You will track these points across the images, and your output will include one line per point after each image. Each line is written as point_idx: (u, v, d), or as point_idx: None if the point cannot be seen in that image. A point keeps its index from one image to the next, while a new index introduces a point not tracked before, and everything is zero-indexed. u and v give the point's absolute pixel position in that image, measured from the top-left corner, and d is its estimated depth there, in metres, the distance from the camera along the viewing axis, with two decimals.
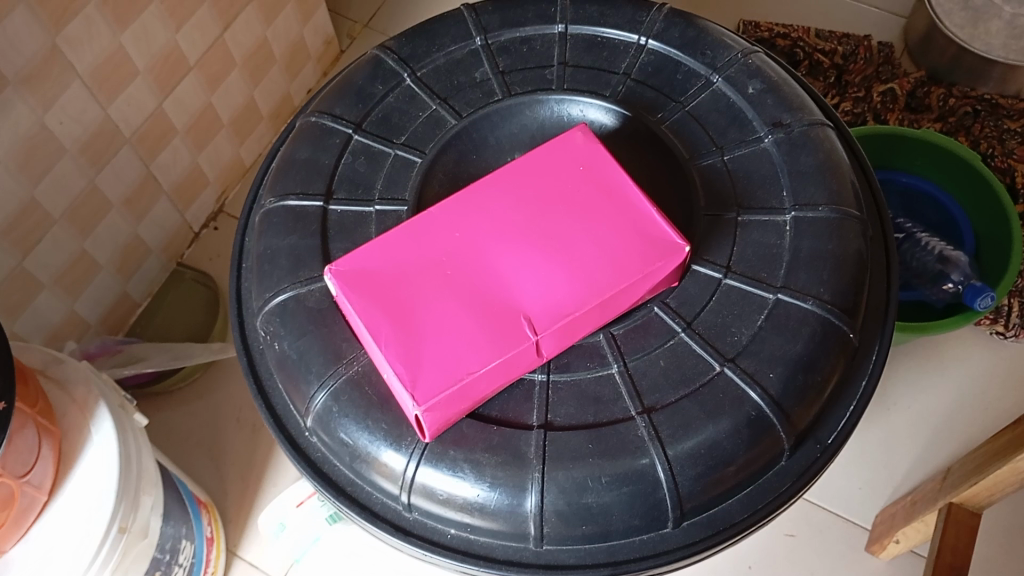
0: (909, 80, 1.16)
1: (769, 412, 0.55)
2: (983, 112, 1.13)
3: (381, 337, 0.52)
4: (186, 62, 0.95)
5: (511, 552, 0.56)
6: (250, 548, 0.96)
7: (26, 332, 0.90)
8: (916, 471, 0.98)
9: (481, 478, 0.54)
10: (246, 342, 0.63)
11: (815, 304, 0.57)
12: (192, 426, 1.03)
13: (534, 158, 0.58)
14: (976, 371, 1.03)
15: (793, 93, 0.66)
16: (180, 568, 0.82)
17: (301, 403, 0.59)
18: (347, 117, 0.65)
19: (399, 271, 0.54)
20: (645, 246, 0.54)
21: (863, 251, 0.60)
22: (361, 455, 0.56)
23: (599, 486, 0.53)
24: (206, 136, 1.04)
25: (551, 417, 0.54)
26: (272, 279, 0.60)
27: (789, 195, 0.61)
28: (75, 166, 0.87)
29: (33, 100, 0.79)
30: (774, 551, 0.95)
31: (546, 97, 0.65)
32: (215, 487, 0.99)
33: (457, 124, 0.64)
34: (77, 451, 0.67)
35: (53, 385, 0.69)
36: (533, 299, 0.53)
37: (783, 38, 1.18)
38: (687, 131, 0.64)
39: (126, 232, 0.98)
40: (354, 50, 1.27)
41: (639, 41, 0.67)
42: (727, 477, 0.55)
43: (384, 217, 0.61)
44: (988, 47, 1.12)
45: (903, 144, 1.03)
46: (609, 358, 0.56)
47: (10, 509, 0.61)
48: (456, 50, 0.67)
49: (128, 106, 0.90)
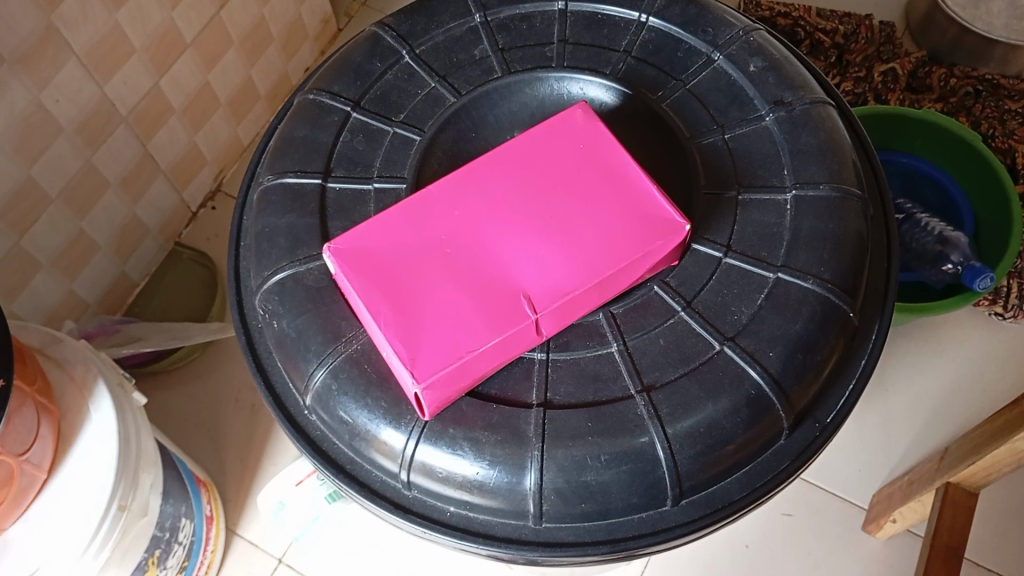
0: (911, 60, 1.15)
1: (768, 391, 0.55)
2: (984, 93, 1.12)
3: (380, 317, 0.52)
4: (182, 41, 0.94)
5: (511, 530, 0.56)
6: (249, 527, 0.96)
7: (24, 312, 0.89)
8: (913, 452, 0.98)
9: (481, 456, 0.54)
10: (244, 320, 0.63)
11: (816, 284, 0.57)
12: (191, 405, 1.03)
13: (534, 137, 0.57)
14: (974, 353, 1.03)
15: (794, 71, 0.65)
16: (180, 547, 0.82)
17: (300, 381, 0.59)
18: (345, 95, 0.64)
19: (398, 251, 0.54)
20: (644, 224, 0.54)
21: (864, 231, 0.60)
22: (361, 433, 0.56)
23: (598, 464, 0.53)
24: (203, 116, 1.04)
25: (551, 395, 0.54)
26: (270, 258, 0.60)
27: (790, 174, 0.60)
28: (72, 147, 0.86)
29: (28, 80, 0.78)
30: (772, 530, 0.96)
31: (546, 74, 0.64)
32: (215, 467, 0.99)
33: (456, 101, 0.64)
34: (76, 430, 0.67)
35: (52, 365, 0.69)
36: (532, 280, 0.53)
37: (784, 18, 1.17)
38: (688, 109, 0.63)
39: (123, 212, 0.98)
40: (352, 29, 1.27)
41: (640, 18, 0.66)
42: (726, 456, 0.55)
43: (383, 196, 0.61)
44: (990, 27, 1.13)
45: (905, 125, 1.02)
46: (609, 337, 0.56)
47: (10, 488, 0.61)
48: (455, 28, 0.66)
49: (124, 85, 0.89)
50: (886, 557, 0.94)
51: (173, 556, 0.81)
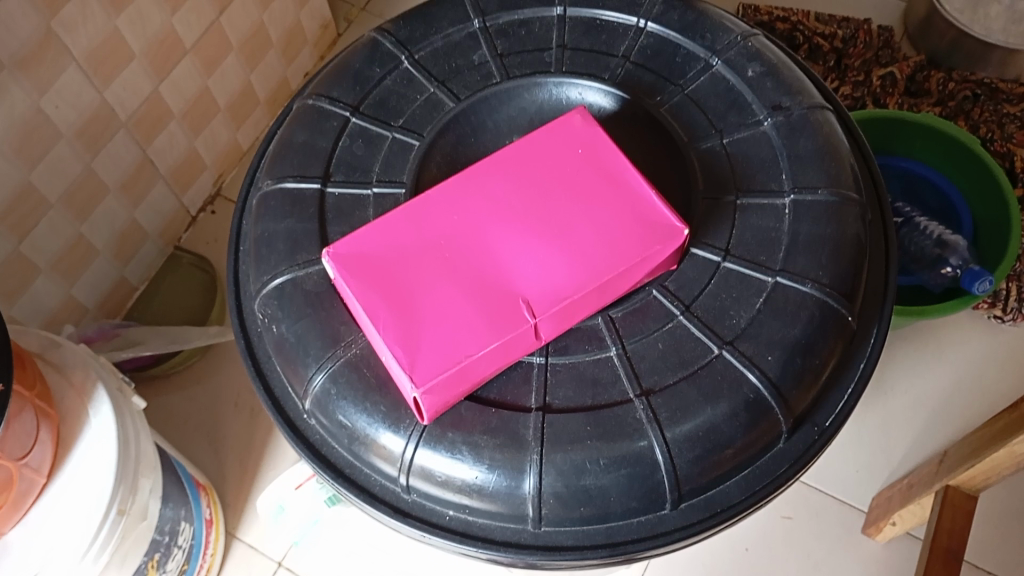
0: (909, 65, 1.15)
1: (767, 395, 0.55)
2: (982, 97, 1.13)
3: (379, 321, 0.52)
4: (181, 45, 0.94)
5: (510, 534, 0.56)
6: (249, 531, 0.96)
7: (23, 316, 0.89)
8: (913, 455, 0.98)
9: (480, 460, 0.54)
10: (244, 325, 0.63)
11: (814, 288, 0.57)
12: (190, 409, 1.03)
13: (533, 140, 0.57)
14: (973, 356, 1.03)
15: (792, 76, 0.65)
16: (179, 551, 0.82)
17: (299, 385, 0.59)
18: (344, 100, 0.64)
19: (398, 254, 0.54)
20: (643, 228, 0.54)
21: (862, 234, 0.60)
22: (360, 437, 0.56)
23: (597, 468, 0.53)
24: (203, 120, 1.04)
25: (550, 399, 0.55)
26: (269, 262, 0.60)
27: (788, 178, 0.60)
28: (72, 151, 0.87)
29: (27, 84, 0.78)
30: (771, 533, 0.96)
31: (544, 79, 0.65)
32: (214, 471, 0.99)
33: (455, 106, 0.64)
34: (76, 434, 0.67)
35: (51, 369, 0.69)
36: (531, 283, 0.53)
37: (783, 22, 1.17)
38: (686, 114, 0.63)
39: (123, 216, 0.98)
40: (352, 34, 1.27)
41: (638, 24, 0.66)
42: (725, 460, 0.55)
43: (382, 201, 0.61)
44: (988, 31, 1.13)
45: (903, 129, 1.03)
46: (608, 341, 0.56)
47: (9, 492, 0.61)
48: (454, 33, 0.67)
49: (124, 89, 0.90)
50: (885, 560, 0.94)
51: (173, 560, 0.81)
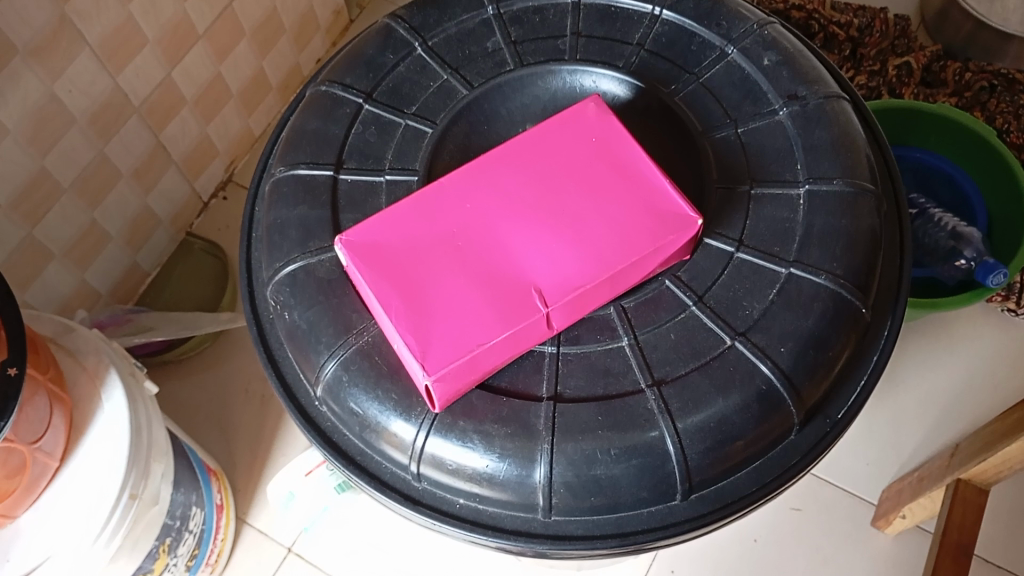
0: (926, 54, 1.14)
1: (780, 386, 0.55)
2: (999, 87, 1.12)
3: (391, 310, 0.52)
4: (194, 33, 0.94)
5: (520, 523, 0.56)
6: (259, 516, 0.97)
7: (37, 302, 0.90)
8: (923, 449, 0.98)
9: (490, 449, 0.54)
10: (255, 312, 0.63)
11: (828, 279, 0.57)
12: (201, 395, 1.03)
13: (545, 131, 0.57)
14: (986, 349, 1.03)
15: (809, 65, 0.65)
16: (190, 536, 0.83)
17: (310, 372, 0.59)
18: (357, 87, 0.64)
19: (410, 244, 0.54)
20: (657, 219, 0.54)
21: (877, 226, 0.60)
22: (371, 425, 0.56)
23: (608, 458, 0.53)
24: (215, 107, 1.04)
25: (561, 389, 0.55)
26: (282, 250, 0.60)
27: (803, 169, 0.60)
28: (84, 137, 0.87)
29: (41, 70, 0.78)
30: (780, 525, 0.96)
31: (558, 67, 0.64)
32: (225, 457, 1.00)
33: (469, 94, 0.64)
34: (88, 419, 0.67)
35: (65, 354, 0.70)
36: (543, 273, 0.53)
37: (799, 10, 1.16)
38: (700, 104, 0.63)
39: (135, 204, 0.98)
40: (363, 20, 1.27)
41: (653, 12, 0.66)
42: (736, 452, 0.55)
43: (395, 188, 0.61)
44: (1005, 21, 1.12)
45: (918, 119, 1.02)
46: (619, 331, 0.56)
47: (22, 476, 0.62)
48: (468, 20, 0.66)
49: (137, 76, 0.89)
50: (894, 554, 0.94)
51: (183, 545, 0.82)
